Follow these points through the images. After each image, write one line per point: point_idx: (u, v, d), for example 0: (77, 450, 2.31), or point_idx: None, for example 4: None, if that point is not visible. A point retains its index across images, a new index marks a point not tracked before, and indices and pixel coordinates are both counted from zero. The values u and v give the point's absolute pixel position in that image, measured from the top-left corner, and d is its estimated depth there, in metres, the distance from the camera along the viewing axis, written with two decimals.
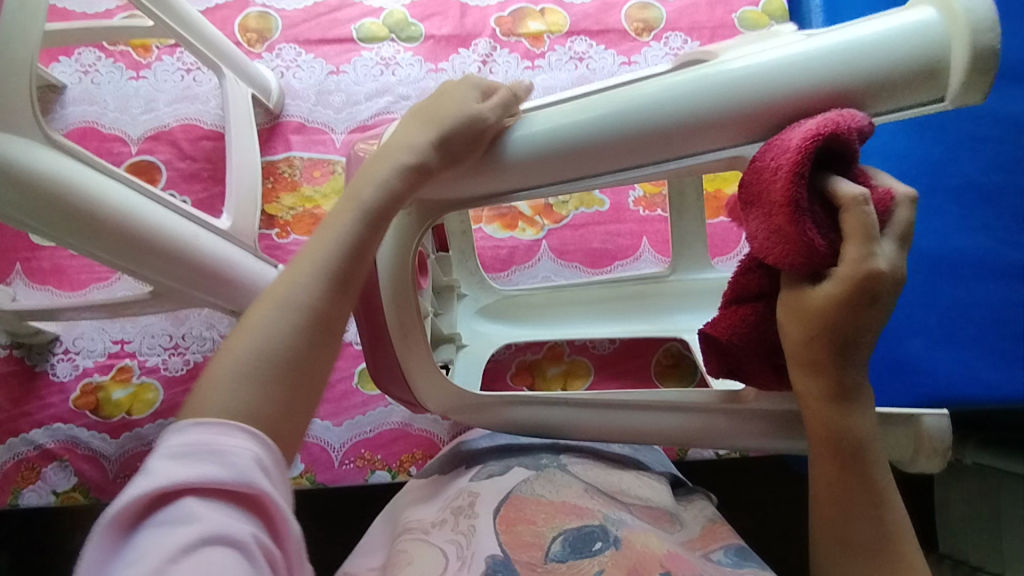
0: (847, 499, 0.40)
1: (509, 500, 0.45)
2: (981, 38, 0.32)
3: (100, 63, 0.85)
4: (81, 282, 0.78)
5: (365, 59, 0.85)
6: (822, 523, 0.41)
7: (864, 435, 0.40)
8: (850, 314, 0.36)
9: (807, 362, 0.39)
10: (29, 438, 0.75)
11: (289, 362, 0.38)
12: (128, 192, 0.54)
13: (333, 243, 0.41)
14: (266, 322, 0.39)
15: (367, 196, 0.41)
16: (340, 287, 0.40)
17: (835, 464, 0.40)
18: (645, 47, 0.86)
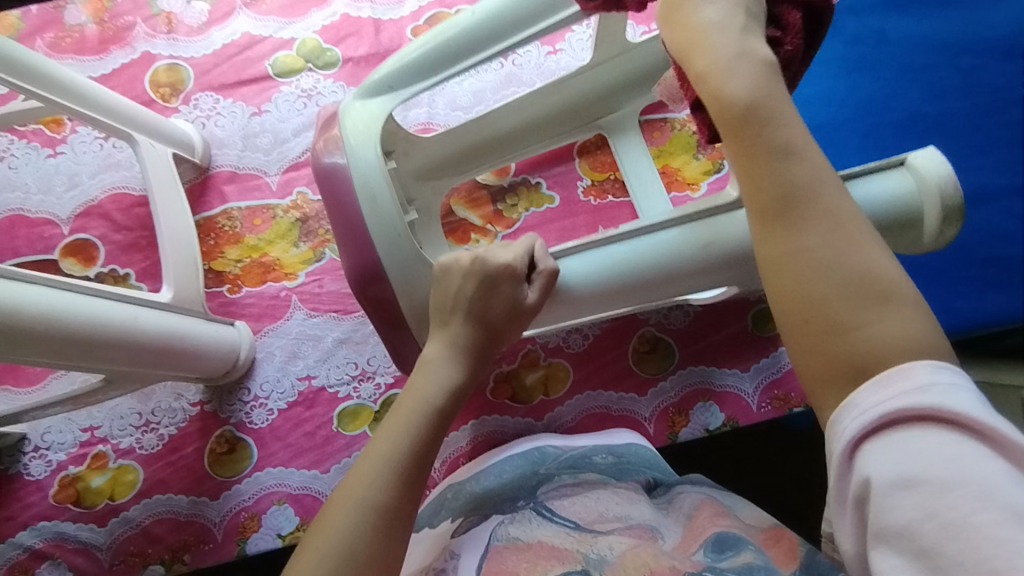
0: (808, 295, 0.36)
1: (489, 552, 0.53)
2: (945, 200, 0.51)
3: (13, 147, 0.81)
4: (36, 375, 0.75)
5: (286, 93, 0.82)
6: (806, 365, 0.36)
7: (811, 212, 0.37)
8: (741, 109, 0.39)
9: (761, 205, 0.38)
10: (17, 541, 0.73)
11: (369, 553, 0.43)
12: (52, 292, 0.53)
13: (396, 433, 0.48)
14: (341, 517, 0.44)
15: (433, 396, 0.50)
16: (406, 485, 0.46)
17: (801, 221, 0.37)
18: (568, 32, 0.83)
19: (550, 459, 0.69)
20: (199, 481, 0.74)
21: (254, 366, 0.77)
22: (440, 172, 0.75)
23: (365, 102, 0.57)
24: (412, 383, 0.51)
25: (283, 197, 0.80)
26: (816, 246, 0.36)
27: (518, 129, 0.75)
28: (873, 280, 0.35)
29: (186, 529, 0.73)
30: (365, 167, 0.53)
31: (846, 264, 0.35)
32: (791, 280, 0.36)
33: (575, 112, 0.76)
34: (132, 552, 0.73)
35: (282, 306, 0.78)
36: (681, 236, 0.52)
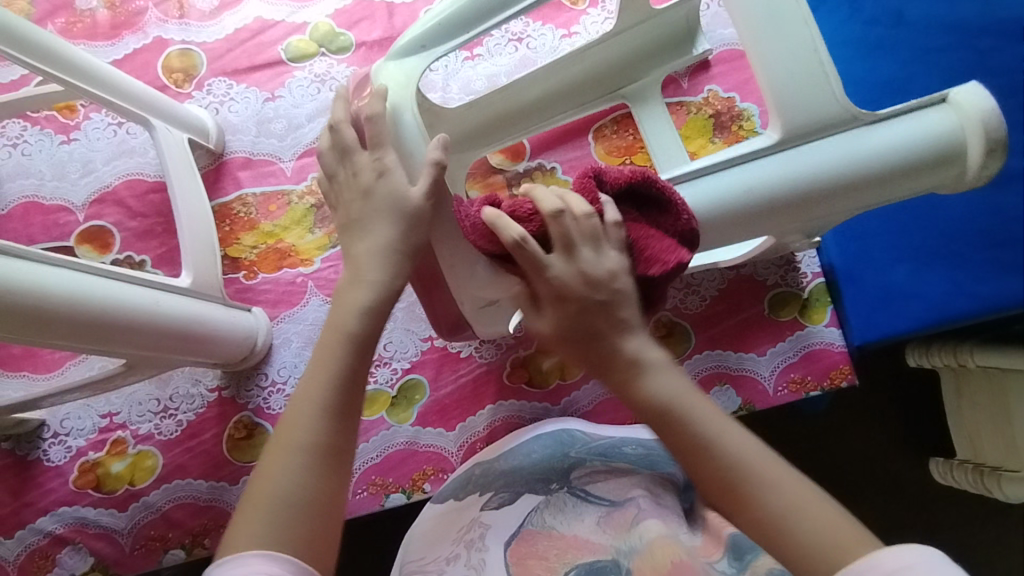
0: (689, 446, 0.44)
1: (521, 533, 0.59)
2: (992, 132, 0.47)
3: (27, 133, 0.81)
4: (54, 362, 0.75)
5: (299, 78, 0.82)
6: (704, 481, 0.44)
7: (666, 397, 0.46)
8: (570, 323, 0.48)
9: (579, 340, 0.48)
10: (37, 527, 0.74)
11: (306, 496, 0.44)
12: (74, 275, 0.52)
13: (324, 378, 0.47)
14: (279, 466, 0.44)
15: (353, 322, 0.50)
16: (337, 419, 0.46)
17: (693, 450, 0.44)
18: (583, 15, 0.83)
19: (580, 442, 0.69)
20: (218, 466, 0.74)
21: (271, 352, 0.77)
22: (465, 144, 0.74)
23: (398, 64, 0.55)
24: (323, 341, 0.49)
25: (298, 183, 0.80)
26: (754, 483, 0.42)
27: (545, 98, 0.76)
28: (729, 440, 0.44)
29: (206, 513, 0.73)
30: (407, 130, 0.52)
31: (737, 462, 0.43)
32: (668, 432, 0.45)
33: (597, 81, 0.76)
34: (153, 536, 0.73)
35: (298, 292, 0.78)
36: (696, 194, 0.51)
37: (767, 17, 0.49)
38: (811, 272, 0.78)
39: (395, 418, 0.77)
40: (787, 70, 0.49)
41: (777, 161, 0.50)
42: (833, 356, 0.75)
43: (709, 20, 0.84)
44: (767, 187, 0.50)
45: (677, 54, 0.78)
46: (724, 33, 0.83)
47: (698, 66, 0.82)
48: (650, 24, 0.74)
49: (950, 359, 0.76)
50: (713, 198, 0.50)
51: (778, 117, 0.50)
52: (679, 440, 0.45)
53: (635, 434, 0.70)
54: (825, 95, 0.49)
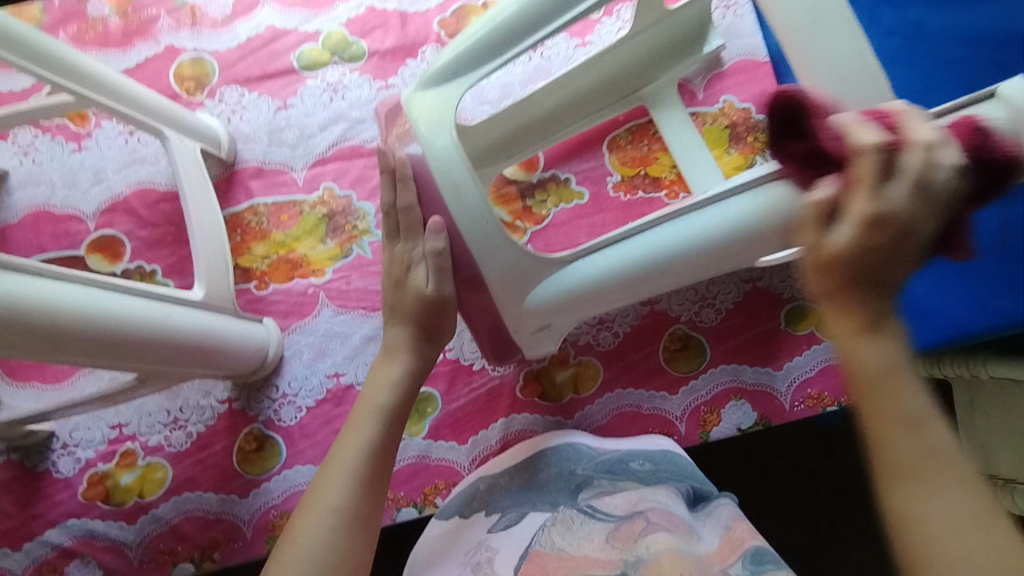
0: (889, 412, 0.40)
1: (528, 555, 0.57)
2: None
3: (38, 141, 0.80)
4: (64, 372, 0.75)
5: (311, 87, 0.81)
6: (896, 477, 0.39)
7: (880, 365, 0.41)
8: (861, 255, 0.42)
9: (830, 298, 0.43)
10: (45, 539, 0.73)
11: (332, 558, 0.48)
12: (88, 291, 0.52)
13: (356, 449, 0.53)
14: (310, 526, 0.49)
15: (382, 399, 0.56)
16: (367, 487, 0.51)
17: (895, 422, 0.40)
18: (598, 24, 0.82)
19: (586, 458, 0.69)
20: (228, 479, 0.73)
21: (282, 363, 0.76)
22: (490, 159, 0.76)
23: (431, 92, 0.55)
24: (358, 416, 0.55)
25: (309, 193, 0.79)
26: (944, 481, 0.38)
27: (561, 109, 0.76)
28: (933, 427, 0.40)
29: (215, 526, 0.73)
30: (440, 156, 0.52)
31: (941, 452, 0.39)
32: (868, 403, 0.41)
33: (611, 87, 0.77)
34: (162, 549, 0.72)
35: (310, 303, 0.77)
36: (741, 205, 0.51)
37: (808, 33, 0.51)
38: None
39: (407, 430, 0.76)
40: (826, 86, 0.50)
41: None
42: None
43: (725, 29, 0.82)
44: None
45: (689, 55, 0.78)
46: (744, 41, 0.82)
47: (714, 76, 0.81)
48: (658, 30, 0.75)
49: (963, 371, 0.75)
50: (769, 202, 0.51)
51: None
52: (891, 411, 0.40)
53: (642, 449, 0.70)
54: (869, 97, 0.50)
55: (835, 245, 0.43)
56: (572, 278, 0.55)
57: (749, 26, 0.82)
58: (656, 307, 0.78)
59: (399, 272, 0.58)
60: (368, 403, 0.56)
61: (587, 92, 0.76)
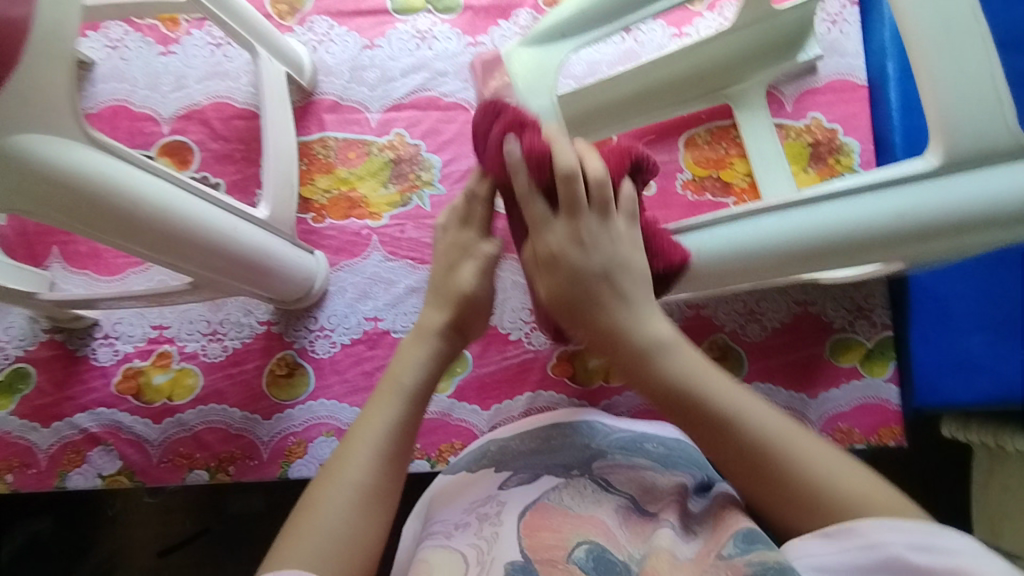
0: (717, 431, 0.47)
1: (535, 507, 0.58)
2: None
3: (128, 38, 0.81)
4: (118, 266, 0.76)
5: (400, 32, 0.81)
6: (727, 469, 0.47)
7: (648, 343, 0.49)
8: (567, 297, 0.51)
9: (566, 306, 0.51)
10: (74, 421, 0.75)
11: (368, 491, 0.48)
12: (168, 185, 0.53)
13: (396, 399, 0.52)
14: (350, 462, 0.48)
15: (407, 377, 0.53)
16: (406, 433, 0.51)
17: (705, 419, 0.47)
18: (697, 17, 0.80)
19: (601, 434, 0.68)
20: (255, 398, 0.75)
21: (325, 297, 0.77)
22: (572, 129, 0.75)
23: (533, 50, 0.57)
24: (382, 392, 0.53)
25: (380, 136, 0.79)
26: (771, 470, 0.45)
27: (647, 93, 0.75)
28: (743, 422, 0.46)
29: (235, 441, 0.74)
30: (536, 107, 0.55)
31: (763, 440, 0.46)
32: (691, 417, 0.48)
33: (702, 79, 0.75)
34: (181, 453, 0.74)
35: (362, 244, 0.78)
36: (838, 213, 0.49)
37: (941, 42, 0.46)
38: (880, 322, 0.75)
39: None
40: (954, 107, 0.47)
41: (942, 189, 0.47)
42: (886, 413, 0.73)
43: (827, 44, 0.80)
44: (929, 209, 0.47)
45: (782, 59, 0.77)
46: (841, 60, 0.80)
47: (805, 90, 0.79)
48: (762, 27, 0.73)
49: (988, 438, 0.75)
50: (847, 220, 0.48)
51: (939, 141, 0.47)
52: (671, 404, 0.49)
53: (660, 433, 0.69)
54: (996, 119, 0.46)
55: (641, 334, 0.50)
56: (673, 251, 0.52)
57: (852, 45, 0.80)
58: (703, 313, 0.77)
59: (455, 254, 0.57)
60: (391, 378, 0.53)
61: (679, 79, 0.75)
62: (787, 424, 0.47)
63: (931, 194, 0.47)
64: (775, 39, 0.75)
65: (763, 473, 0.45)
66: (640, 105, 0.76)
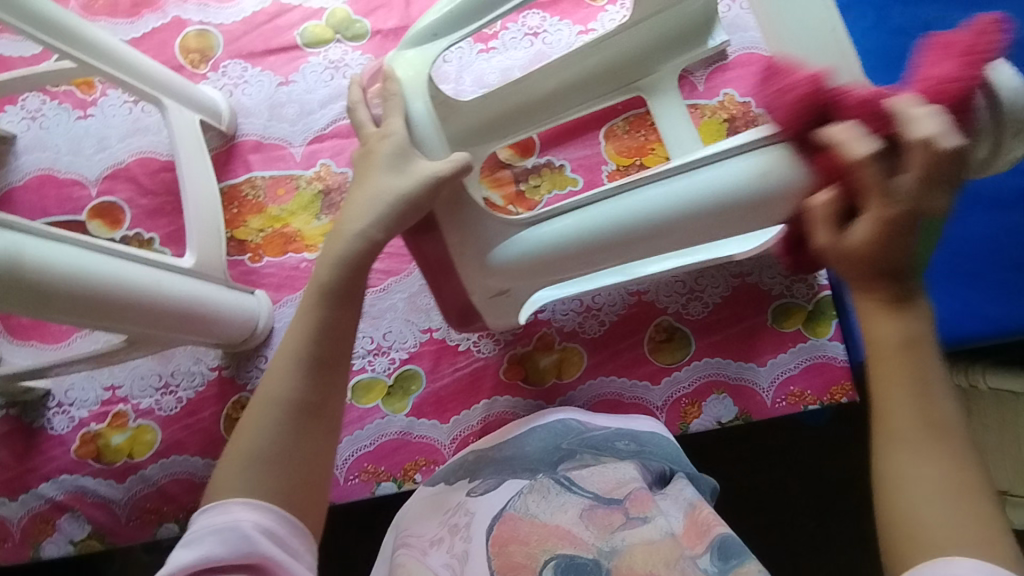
0: (906, 420, 0.39)
1: (503, 516, 0.59)
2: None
3: (45, 108, 0.82)
4: (62, 333, 0.77)
5: (314, 64, 0.82)
6: (882, 399, 0.40)
7: (910, 337, 0.40)
8: (882, 253, 0.39)
9: (864, 262, 0.40)
10: (39, 492, 0.75)
11: (292, 400, 0.48)
12: (78, 250, 0.53)
13: (311, 306, 0.51)
14: (275, 378, 0.49)
15: (323, 275, 0.51)
16: (331, 336, 0.50)
17: (889, 385, 0.40)
18: (601, 11, 0.82)
19: (573, 433, 0.69)
20: (214, 444, 0.75)
21: (272, 335, 0.78)
22: (478, 138, 0.74)
23: (415, 51, 0.57)
24: (305, 299, 0.51)
25: (307, 169, 0.80)
26: (937, 450, 0.38)
27: (555, 94, 0.76)
28: (939, 394, 0.39)
29: (201, 490, 0.74)
30: (417, 101, 0.54)
31: (933, 420, 0.39)
32: (896, 368, 0.40)
33: (611, 75, 0.76)
34: (149, 509, 0.75)
35: (302, 277, 0.78)
36: (682, 187, 0.50)
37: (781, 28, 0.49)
38: (817, 285, 0.76)
39: (391, 407, 0.78)
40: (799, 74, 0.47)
41: (785, 151, 0.48)
42: (834, 370, 0.74)
43: (731, 21, 0.82)
44: (777, 170, 0.47)
45: (690, 48, 0.78)
46: (746, 34, 0.82)
47: (715, 68, 0.81)
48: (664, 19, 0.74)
49: (962, 378, 0.75)
50: (697, 190, 0.49)
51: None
52: (893, 383, 0.40)
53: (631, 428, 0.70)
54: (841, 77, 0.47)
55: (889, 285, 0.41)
56: (532, 241, 0.55)
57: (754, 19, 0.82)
58: (644, 298, 0.78)
59: (397, 146, 0.53)
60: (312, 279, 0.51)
61: (586, 74, 0.76)
62: (954, 459, 0.38)
63: (786, 154, 0.47)
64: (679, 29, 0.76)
65: (890, 440, 0.39)
66: (550, 104, 0.77)
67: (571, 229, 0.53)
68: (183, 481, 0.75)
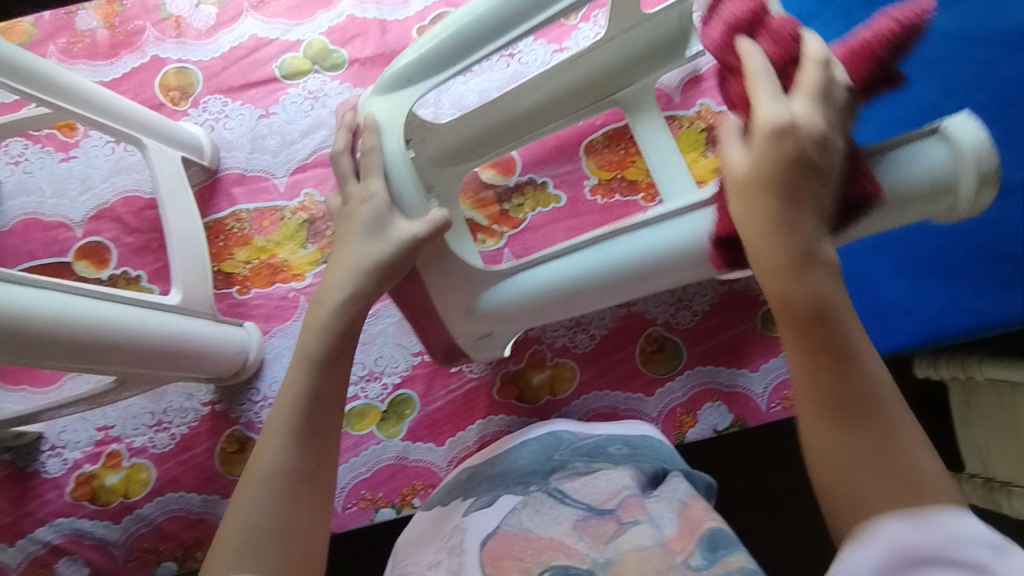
0: (820, 401, 0.41)
1: (496, 533, 0.58)
2: (982, 164, 0.46)
3: (28, 152, 0.83)
4: (52, 376, 0.77)
5: (293, 95, 0.83)
6: (804, 393, 0.42)
7: (820, 302, 0.42)
8: (766, 180, 0.43)
9: (764, 230, 0.43)
10: (36, 537, 0.75)
11: (284, 469, 0.50)
12: (62, 295, 0.53)
13: (297, 375, 0.53)
14: (266, 448, 0.51)
15: (310, 346, 0.53)
16: (317, 402, 0.52)
17: (805, 367, 0.42)
18: (574, 30, 0.82)
19: (566, 443, 0.69)
20: (210, 479, 0.75)
21: (263, 366, 0.78)
22: (457, 159, 0.74)
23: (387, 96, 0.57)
24: (292, 368, 0.53)
25: (291, 199, 0.80)
26: (864, 434, 0.40)
27: (533, 112, 0.76)
28: (863, 363, 0.42)
29: (198, 526, 0.74)
30: (393, 149, 0.55)
31: (859, 395, 0.41)
32: (803, 345, 0.42)
33: (586, 92, 0.77)
34: (146, 548, 0.74)
35: (291, 306, 0.78)
36: (672, 232, 0.53)
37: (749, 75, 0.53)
38: None
39: (385, 432, 0.78)
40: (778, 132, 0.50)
41: None
42: None
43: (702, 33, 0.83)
44: None
45: (670, 59, 0.77)
46: None
47: (690, 80, 0.82)
48: (637, 37, 0.74)
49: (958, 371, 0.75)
50: (685, 235, 0.52)
51: None
52: (802, 361, 0.42)
53: (622, 433, 0.70)
54: None
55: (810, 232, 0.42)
56: (519, 286, 0.59)
57: None
58: (633, 310, 0.78)
59: (375, 210, 0.54)
60: (300, 351, 0.54)
61: (561, 95, 0.75)
62: (892, 437, 0.40)
63: None
64: (658, 41, 0.75)
65: (826, 424, 0.41)
66: (526, 124, 0.76)
67: (550, 278, 0.57)
68: (180, 519, 0.74)
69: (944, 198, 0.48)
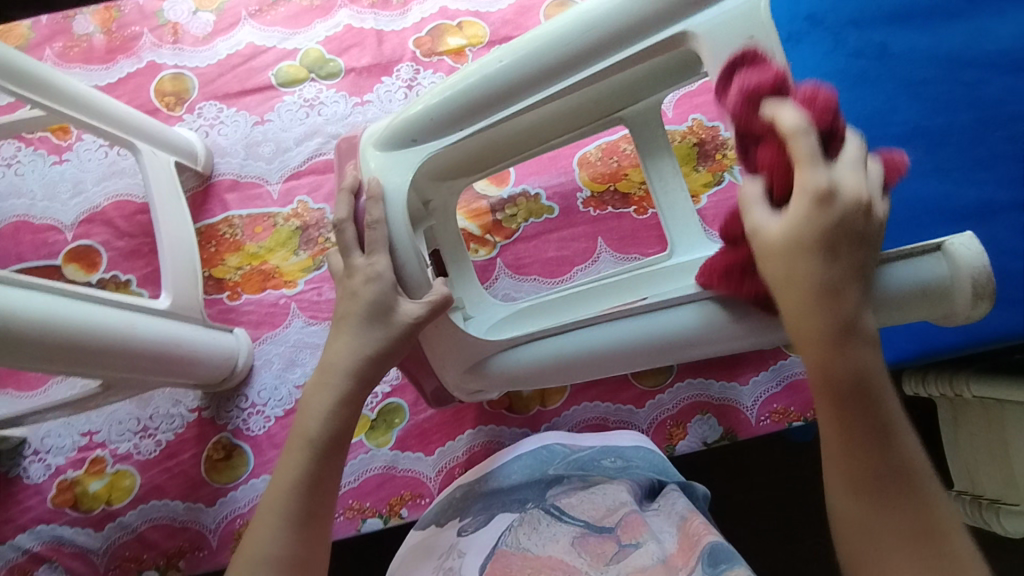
0: (852, 465, 0.45)
1: (494, 554, 0.58)
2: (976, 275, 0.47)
3: (20, 154, 0.82)
4: (37, 380, 0.76)
5: (289, 103, 0.83)
6: (832, 451, 0.45)
7: (861, 374, 0.44)
8: (806, 242, 0.44)
9: (810, 334, 0.44)
10: (15, 544, 0.74)
11: (281, 556, 0.51)
12: (49, 297, 0.53)
13: (299, 461, 0.53)
14: (262, 534, 0.52)
15: (311, 428, 0.54)
16: (315, 488, 0.53)
17: (838, 427, 0.45)
18: None
19: (558, 458, 0.69)
20: (195, 487, 0.74)
21: (252, 372, 0.77)
22: (456, 173, 0.65)
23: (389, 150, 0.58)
24: (291, 449, 0.54)
25: (283, 206, 0.81)
26: (889, 541, 0.44)
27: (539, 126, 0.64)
28: (903, 447, 0.44)
29: (181, 534, 0.73)
30: (398, 212, 0.56)
31: (896, 487, 0.44)
32: (839, 417, 0.45)
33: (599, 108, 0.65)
34: (128, 557, 0.73)
35: (281, 313, 0.78)
36: (678, 315, 0.54)
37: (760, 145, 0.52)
38: None
39: (374, 441, 0.77)
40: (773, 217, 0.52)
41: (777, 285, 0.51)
42: None
43: None
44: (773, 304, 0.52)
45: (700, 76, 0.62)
46: None
47: (682, 96, 0.83)
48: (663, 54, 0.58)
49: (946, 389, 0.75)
50: (694, 317, 0.54)
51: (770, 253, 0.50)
52: (843, 484, 0.45)
53: (617, 443, 0.69)
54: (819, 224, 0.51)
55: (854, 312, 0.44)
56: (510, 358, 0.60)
57: None
58: None
59: (381, 291, 0.54)
60: (300, 430, 0.54)
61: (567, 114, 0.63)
62: (920, 550, 0.43)
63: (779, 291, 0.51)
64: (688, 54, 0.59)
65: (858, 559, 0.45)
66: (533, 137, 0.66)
67: (542, 354, 0.59)
68: (164, 527, 0.73)
69: (944, 306, 0.49)
